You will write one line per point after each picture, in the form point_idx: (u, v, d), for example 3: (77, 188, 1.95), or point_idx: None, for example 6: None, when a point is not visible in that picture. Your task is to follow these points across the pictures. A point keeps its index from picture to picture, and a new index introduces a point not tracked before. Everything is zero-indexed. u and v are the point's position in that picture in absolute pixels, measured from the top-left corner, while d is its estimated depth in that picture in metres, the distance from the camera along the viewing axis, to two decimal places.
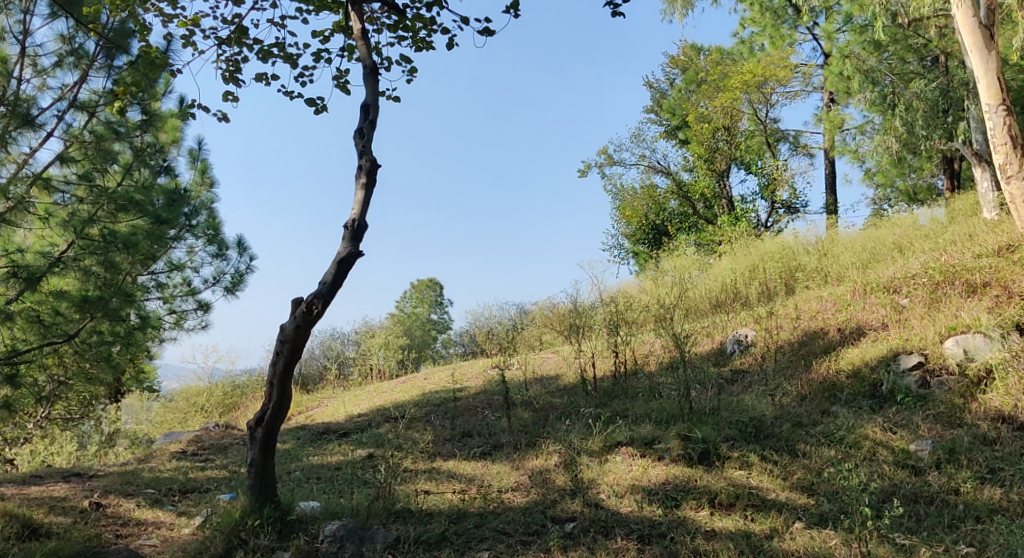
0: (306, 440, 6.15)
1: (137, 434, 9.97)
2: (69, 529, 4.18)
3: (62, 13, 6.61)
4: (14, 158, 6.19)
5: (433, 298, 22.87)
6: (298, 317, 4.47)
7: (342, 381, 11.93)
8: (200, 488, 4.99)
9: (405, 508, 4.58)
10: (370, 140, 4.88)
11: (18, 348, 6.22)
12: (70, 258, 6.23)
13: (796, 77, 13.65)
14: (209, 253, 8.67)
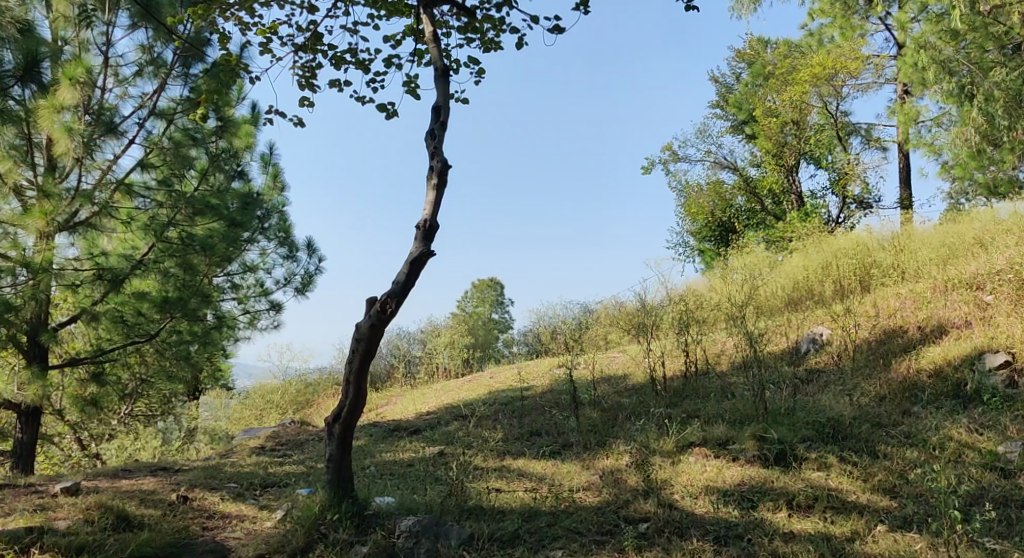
0: (378, 437, 6.25)
1: (214, 430, 10.41)
2: (160, 521, 4.35)
3: (142, 24, 6.88)
4: (100, 165, 6.48)
5: (495, 298, 22.95)
6: (372, 317, 4.56)
7: (410, 379, 12.19)
8: (280, 482, 5.12)
9: (477, 505, 4.61)
10: (441, 141, 4.93)
11: (105, 346, 6.75)
12: (150, 260, 6.55)
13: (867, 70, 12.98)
14: (280, 254, 8.84)
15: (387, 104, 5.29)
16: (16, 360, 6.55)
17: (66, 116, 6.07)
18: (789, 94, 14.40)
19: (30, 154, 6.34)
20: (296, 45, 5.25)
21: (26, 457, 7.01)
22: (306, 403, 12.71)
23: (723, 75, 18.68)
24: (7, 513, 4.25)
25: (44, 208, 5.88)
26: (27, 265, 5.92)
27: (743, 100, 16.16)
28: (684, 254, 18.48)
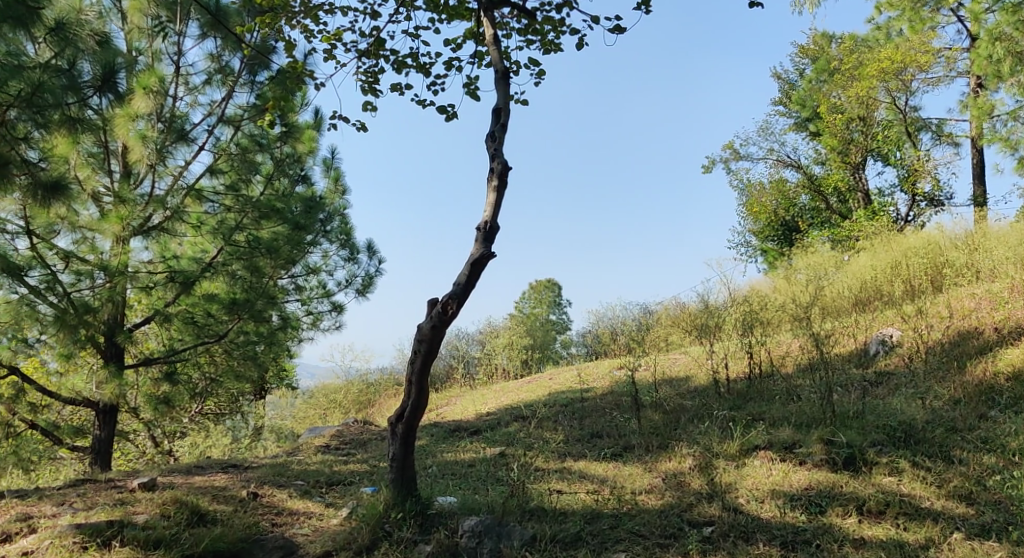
0: (439, 437, 6.31)
1: (280, 429, 10.64)
2: (231, 517, 4.48)
3: (211, 34, 7.11)
4: (171, 171, 6.71)
5: (552, 298, 22.93)
6: (434, 318, 4.60)
7: (468, 378, 12.37)
8: (345, 481, 5.21)
9: (538, 507, 4.62)
10: (501, 143, 4.93)
11: (177, 346, 7.01)
12: (219, 262, 6.76)
13: (938, 63, 12.67)
14: (342, 256, 8.98)
15: (446, 107, 5.32)
16: (94, 359, 6.78)
17: (140, 124, 6.30)
18: (856, 90, 14.03)
19: (107, 161, 6.59)
20: (359, 50, 5.31)
21: (104, 453, 7.29)
22: (368, 402, 12.78)
23: (787, 71, 18.35)
24: (89, 507, 4.42)
25: (120, 213, 6.08)
26: (105, 268, 6.15)
27: (807, 97, 15.65)
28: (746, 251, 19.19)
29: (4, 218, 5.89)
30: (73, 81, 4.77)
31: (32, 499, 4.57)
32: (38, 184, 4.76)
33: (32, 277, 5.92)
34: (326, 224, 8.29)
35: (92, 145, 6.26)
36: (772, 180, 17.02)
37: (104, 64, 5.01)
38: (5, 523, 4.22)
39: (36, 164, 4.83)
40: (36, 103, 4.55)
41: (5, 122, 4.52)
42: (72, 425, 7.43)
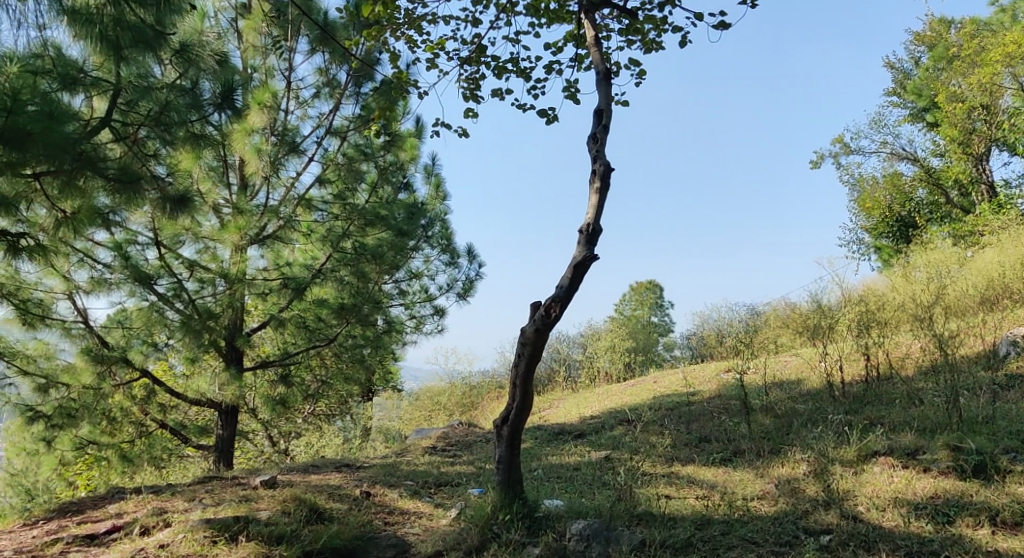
0: (543, 440, 6.34)
1: (387, 431, 10.99)
2: (347, 515, 4.64)
3: (320, 48, 7.41)
4: (283, 183, 7.05)
5: (654, 300, 22.62)
6: (537, 321, 4.62)
7: (571, 383, 12.76)
8: (452, 482, 5.30)
9: (647, 512, 4.56)
10: (604, 144, 4.90)
11: (291, 349, 7.38)
12: (327, 269, 6.98)
13: None
14: (443, 260, 9.12)
15: (547, 111, 5.29)
16: (216, 362, 7.16)
17: (255, 138, 6.63)
18: (977, 76, 13.12)
19: (225, 174, 6.96)
20: (461, 58, 5.40)
21: (226, 452, 7.70)
22: (471, 405, 13.07)
23: (901, 60, 17.59)
24: (217, 503, 4.66)
25: (238, 224, 6.44)
26: (225, 276, 6.51)
27: (923, 87, 15.75)
28: (861, 251, 18.37)
29: (135, 231, 6.32)
30: (195, 99, 5.09)
31: (166, 495, 4.86)
32: (166, 199, 5.12)
33: (160, 285, 6.32)
34: (428, 229, 8.32)
35: (213, 158, 6.63)
36: (886, 175, 16.49)
37: (223, 83, 5.32)
38: (143, 517, 4.50)
39: (164, 179, 5.16)
40: (164, 122, 4.85)
41: (137, 141, 4.81)
42: (197, 425, 7.88)
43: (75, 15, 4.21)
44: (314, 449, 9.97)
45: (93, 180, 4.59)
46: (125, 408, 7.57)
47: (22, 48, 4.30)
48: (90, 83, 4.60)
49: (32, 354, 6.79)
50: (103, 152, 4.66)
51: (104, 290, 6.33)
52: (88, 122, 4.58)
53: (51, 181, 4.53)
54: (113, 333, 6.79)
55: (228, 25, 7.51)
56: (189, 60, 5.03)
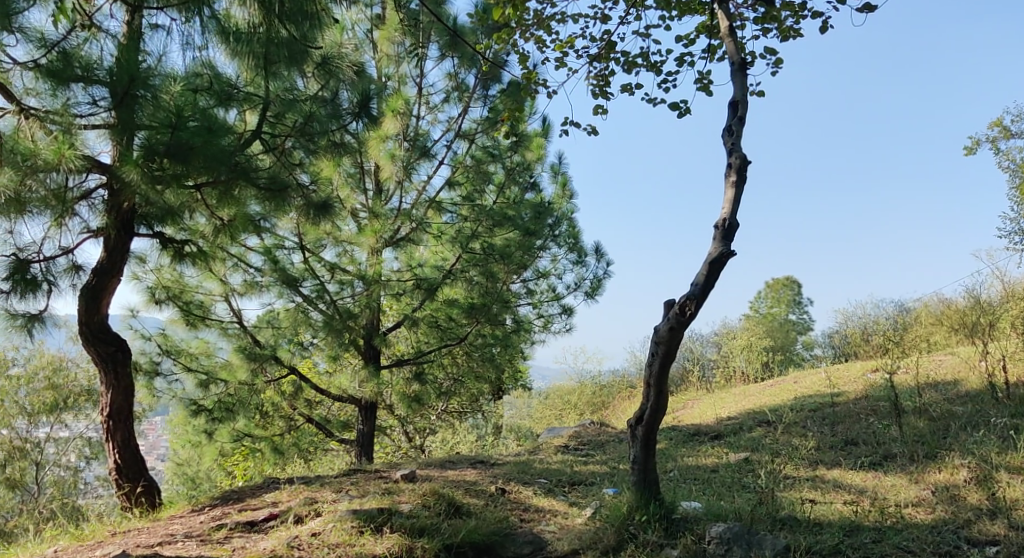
0: (679, 440, 6.26)
1: (519, 429, 11.19)
2: (484, 510, 4.73)
3: (449, 54, 7.67)
4: (415, 187, 7.50)
5: (793, 298, 21.76)
6: (672, 319, 4.52)
7: (706, 383, 12.51)
8: (586, 481, 5.32)
9: (790, 516, 4.40)
10: (739, 136, 4.76)
11: (424, 349, 7.65)
12: (457, 269, 7.14)
13: None
14: (570, 259, 9.14)
15: (678, 104, 5.18)
16: (356, 360, 7.51)
17: (389, 144, 6.88)
18: None
19: (362, 180, 7.40)
20: (590, 55, 5.37)
21: (366, 446, 8.04)
22: (602, 405, 13.20)
23: None
24: (362, 495, 4.87)
25: (374, 227, 6.71)
26: (363, 278, 6.86)
27: None
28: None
29: (283, 236, 6.74)
30: (335, 110, 5.32)
31: (315, 485, 5.12)
32: (311, 206, 5.51)
33: (305, 287, 6.68)
34: (557, 228, 8.21)
35: (350, 167, 7.16)
36: None
37: (360, 92, 5.51)
38: (297, 506, 4.77)
39: (308, 187, 5.50)
40: (308, 132, 5.16)
41: (284, 151, 5.20)
42: (341, 420, 8.49)
43: (228, 35, 4.47)
44: (448, 445, 10.26)
45: (247, 190, 4.95)
46: (276, 403, 8.10)
47: (183, 68, 4.62)
48: (242, 98, 4.90)
49: (195, 351, 7.38)
50: (256, 163, 5.03)
51: (257, 291, 6.84)
52: (242, 135, 4.99)
53: (210, 191, 4.91)
54: (264, 332, 7.25)
55: (364, 36, 7.88)
56: (329, 72, 5.25)
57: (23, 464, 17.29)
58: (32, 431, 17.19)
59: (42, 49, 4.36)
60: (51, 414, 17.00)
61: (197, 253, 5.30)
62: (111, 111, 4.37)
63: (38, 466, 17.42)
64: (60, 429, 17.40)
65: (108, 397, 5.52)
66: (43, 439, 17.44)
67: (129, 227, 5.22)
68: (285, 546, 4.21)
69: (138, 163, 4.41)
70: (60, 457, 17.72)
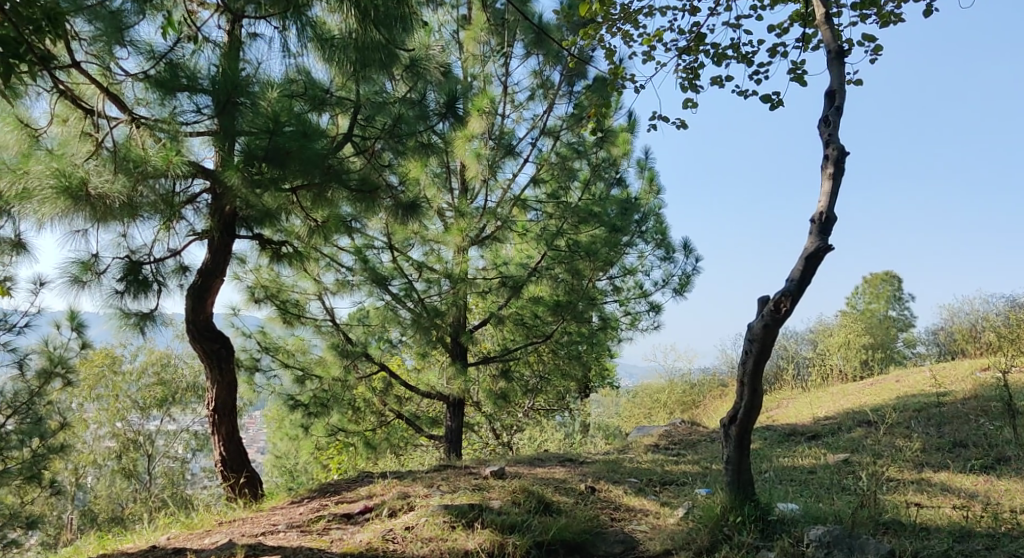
0: (774, 440, 6.11)
1: (606, 427, 11.16)
2: (574, 508, 4.72)
3: (534, 52, 7.73)
4: (500, 186, 7.60)
5: (892, 293, 20.89)
6: (766, 317, 4.37)
7: (801, 382, 12.16)
8: (678, 481, 5.26)
9: (894, 520, 4.22)
10: (837, 127, 4.60)
11: (509, 345, 7.81)
12: (542, 267, 7.23)
13: None
14: (658, 256, 9.02)
15: (769, 95, 5.05)
16: (444, 357, 7.66)
17: (475, 143, 6.98)
18: None
19: (448, 179, 7.64)
20: (678, 48, 5.28)
21: (455, 442, 8.18)
22: (692, 403, 13.04)
23: None
24: (453, 490, 4.93)
25: (460, 226, 6.84)
26: (450, 276, 6.98)
27: None
28: None
29: (373, 236, 6.99)
30: (423, 111, 5.42)
31: (407, 480, 5.23)
32: (400, 206, 5.63)
33: (394, 285, 6.92)
34: (644, 224, 8.11)
35: (438, 167, 7.32)
36: None
37: (447, 92, 5.58)
38: (390, 499, 4.89)
39: (397, 188, 5.63)
40: (397, 133, 5.29)
41: (374, 153, 5.32)
42: (430, 416, 8.57)
43: (324, 42, 4.61)
44: (536, 442, 10.37)
45: (339, 192, 5.09)
46: (367, 399, 8.32)
47: (280, 75, 4.79)
48: (334, 102, 5.06)
49: (291, 348, 7.65)
50: (347, 165, 5.16)
51: (348, 290, 7.07)
52: (334, 138, 5.15)
53: (305, 193, 5.09)
54: (355, 329, 7.47)
55: (451, 36, 8.09)
56: (417, 75, 5.38)
57: (137, 455, 19.30)
58: (144, 424, 19.09)
59: (151, 60, 4.54)
60: (160, 408, 18.78)
61: (293, 253, 5.57)
62: (214, 118, 4.55)
63: (150, 457, 19.36)
64: (168, 422, 19.33)
65: (213, 392, 5.77)
66: (154, 430, 19.40)
67: (231, 229, 5.44)
68: (380, 539, 4.32)
69: (239, 168, 4.60)
70: (168, 447, 19.68)
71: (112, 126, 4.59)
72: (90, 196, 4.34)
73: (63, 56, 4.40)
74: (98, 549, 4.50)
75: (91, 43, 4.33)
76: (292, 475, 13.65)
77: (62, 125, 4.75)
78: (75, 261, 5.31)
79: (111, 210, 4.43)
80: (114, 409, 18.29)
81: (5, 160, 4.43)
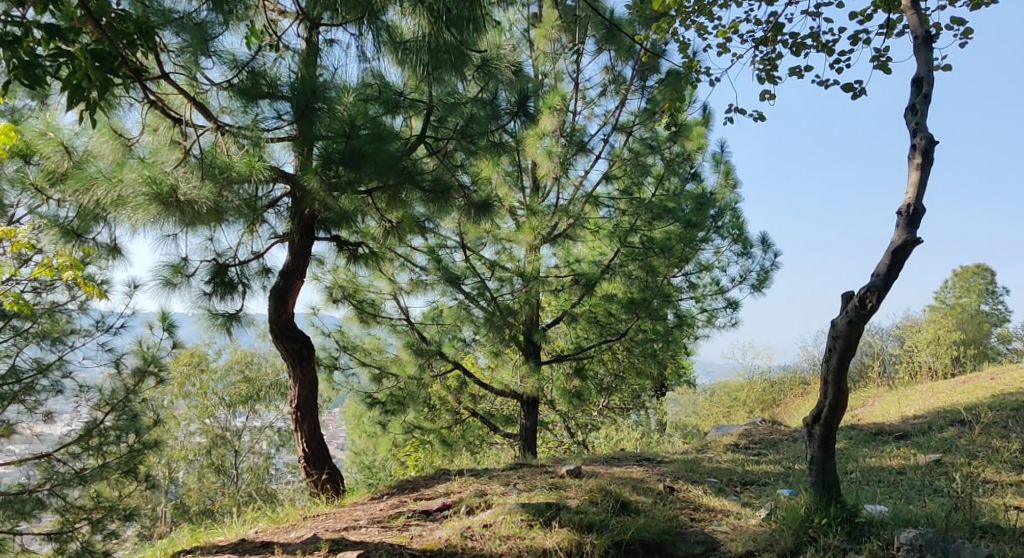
0: (860, 440, 5.95)
1: (683, 426, 11.06)
2: (653, 508, 4.67)
3: (606, 48, 7.75)
4: (573, 182, 7.62)
5: (984, 286, 20.01)
6: (850, 313, 4.20)
7: (889, 379, 11.73)
8: (759, 481, 5.16)
9: (992, 524, 4.04)
10: (924, 116, 4.44)
11: (585, 344, 7.85)
12: (616, 264, 7.21)
13: None
14: (735, 251, 8.87)
15: (853, 84, 4.86)
16: (517, 355, 7.72)
17: (546, 141, 7.03)
18: None
19: (519, 178, 7.76)
20: (755, 39, 5.16)
21: (529, 440, 8.19)
22: (772, 402, 12.74)
23: None
24: (530, 489, 4.95)
25: (532, 224, 6.88)
26: (522, 275, 7.05)
27: None
28: None
29: (445, 236, 7.14)
30: (494, 111, 5.42)
31: (484, 478, 5.28)
32: (473, 206, 5.69)
33: (467, 284, 7.11)
34: (719, 219, 8.02)
35: (509, 166, 7.40)
36: None
37: (519, 91, 5.62)
38: (468, 497, 4.93)
39: (470, 188, 5.70)
40: (469, 134, 5.31)
41: (446, 153, 5.35)
42: (505, 415, 8.61)
43: (397, 45, 4.66)
44: (613, 440, 10.35)
45: (413, 193, 5.20)
46: (442, 397, 8.43)
47: (357, 79, 4.88)
48: (408, 105, 5.11)
49: (369, 347, 7.82)
50: (421, 166, 5.24)
51: (422, 290, 7.20)
52: (408, 140, 5.22)
53: (380, 195, 5.17)
54: (430, 328, 7.58)
55: (522, 35, 8.15)
56: (488, 74, 5.26)
57: (225, 451, 20.03)
58: (231, 420, 19.80)
59: (234, 70, 4.65)
60: (245, 405, 19.50)
61: (370, 254, 5.70)
62: (293, 124, 4.62)
63: (236, 452, 20.07)
64: (254, 418, 20.00)
65: (296, 391, 5.93)
66: (240, 426, 20.11)
67: (310, 231, 5.61)
68: (459, 536, 4.36)
69: (317, 171, 4.73)
70: (254, 443, 20.28)
71: (199, 134, 4.74)
72: (179, 202, 4.52)
73: (154, 68, 4.55)
74: (191, 541, 4.68)
75: (179, 54, 4.47)
76: (373, 471, 13.93)
77: (152, 135, 4.87)
78: (166, 264, 5.55)
79: (199, 214, 4.60)
80: (203, 406, 19.11)
81: (101, 169, 4.65)
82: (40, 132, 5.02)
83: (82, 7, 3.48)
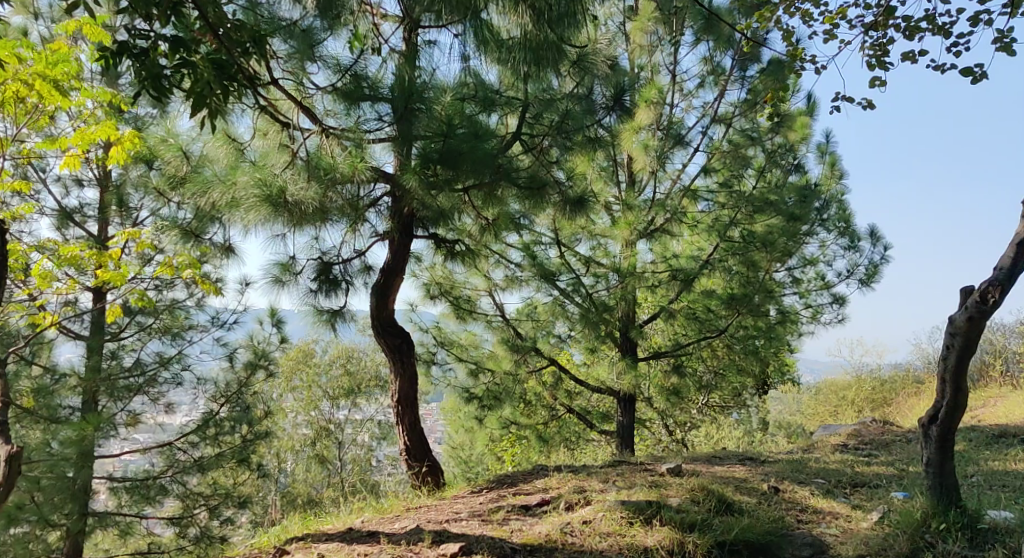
0: (981, 441, 5.67)
1: (789, 425, 10.80)
2: (757, 508, 4.57)
3: (704, 38, 7.62)
4: (670, 176, 7.55)
5: None
6: (970, 308, 3.95)
7: (1014, 378, 11.82)
8: (870, 483, 4.98)
9: None
10: None
11: (682, 340, 7.66)
12: (715, 259, 7.06)
13: None
14: (841, 245, 8.62)
15: (974, 67, 4.60)
16: (613, 351, 7.70)
17: (642, 135, 6.97)
18: None
19: (615, 173, 7.72)
20: (865, 24, 4.96)
21: (626, 437, 8.12)
22: (883, 401, 12.31)
23: None
24: (630, 486, 4.92)
25: (627, 220, 6.87)
26: (618, 271, 7.04)
27: None
28: None
29: (541, 233, 7.20)
30: (591, 105, 5.40)
31: (583, 474, 5.27)
32: (569, 203, 5.70)
33: (561, 280, 7.11)
34: (824, 211, 7.84)
35: (605, 160, 7.39)
36: None
37: (617, 86, 5.60)
38: (567, 493, 4.94)
39: (566, 185, 5.73)
40: (565, 129, 5.31)
41: (542, 150, 5.38)
42: (601, 411, 8.54)
43: (497, 44, 4.69)
44: (714, 438, 10.22)
45: (509, 190, 5.24)
46: (539, 393, 8.49)
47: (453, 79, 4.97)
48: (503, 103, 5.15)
49: (464, 343, 7.94)
50: (517, 163, 5.27)
51: (517, 286, 7.26)
52: (504, 137, 5.26)
53: (477, 193, 5.25)
54: (524, 324, 7.62)
55: (617, 28, 8.10)
56: (584, 69, 5.17)
57: (329, 442, 20.71)
58: (334, 412, 20.49)
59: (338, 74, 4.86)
60: (347, 397, 20.18)
61: (466, 252, 5.83)
62: (393, 125, 4.80)
63: (340, 444, 20.67)
64: (355, 411, 20.68)
65: (396, 385, 6.08)
66: (342, 419, 20.78)
67: (409, 230, 5.76)
68: (559, 531, 4.36)
69: (416, 170, 4.83)
70: (356, 435, 20.94)
71: (306, 137, 4.90)
72: (288, 202, 4.72)
73: (266, 74, 4.76)
74: (302, 529, 4.86)
75: (287, 60, 4.67)
76: (473, 465, 14.17)
77: (263, 139, 5.10)
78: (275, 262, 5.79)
79: (305, 214, 4.78)
80: (308, 399, 19.96)
81: (216, 172, 4.89)
82: (162, 138, 5.32)
83: (201, 19, 3.64)
